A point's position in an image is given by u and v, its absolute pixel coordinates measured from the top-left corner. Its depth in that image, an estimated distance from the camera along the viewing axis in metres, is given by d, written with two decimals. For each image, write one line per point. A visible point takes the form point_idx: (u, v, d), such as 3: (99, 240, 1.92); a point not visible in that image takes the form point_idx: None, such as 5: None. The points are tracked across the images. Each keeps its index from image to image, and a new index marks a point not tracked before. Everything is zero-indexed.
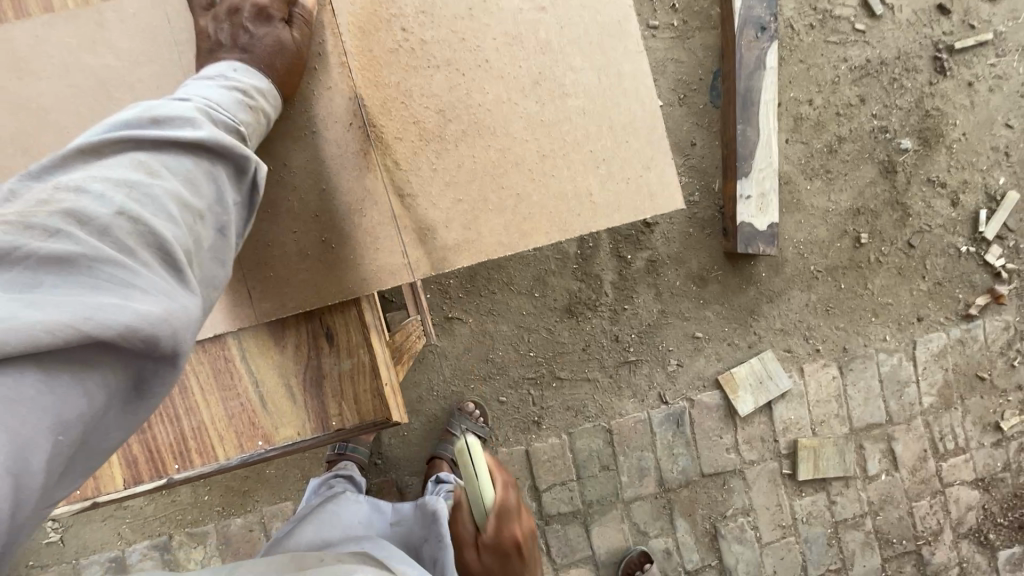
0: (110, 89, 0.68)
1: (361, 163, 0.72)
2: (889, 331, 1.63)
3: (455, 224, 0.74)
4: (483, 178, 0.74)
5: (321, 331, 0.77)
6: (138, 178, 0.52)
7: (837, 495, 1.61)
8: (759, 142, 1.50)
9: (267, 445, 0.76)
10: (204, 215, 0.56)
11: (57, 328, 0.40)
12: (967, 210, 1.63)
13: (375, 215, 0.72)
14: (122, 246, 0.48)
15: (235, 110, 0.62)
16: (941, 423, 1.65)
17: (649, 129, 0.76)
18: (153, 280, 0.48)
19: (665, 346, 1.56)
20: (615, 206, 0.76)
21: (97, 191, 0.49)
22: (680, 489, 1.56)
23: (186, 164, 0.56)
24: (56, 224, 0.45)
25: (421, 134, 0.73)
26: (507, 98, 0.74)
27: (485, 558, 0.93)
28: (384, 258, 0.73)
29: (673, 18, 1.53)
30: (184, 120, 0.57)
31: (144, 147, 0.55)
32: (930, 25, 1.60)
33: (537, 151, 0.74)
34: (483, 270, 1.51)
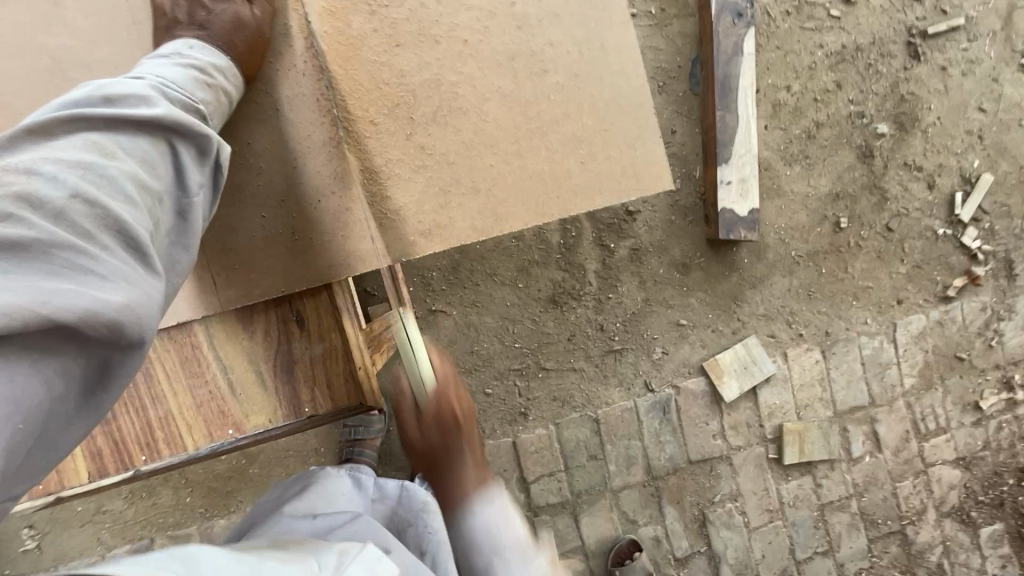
0: (68, 69, 0.66)
1: (332, 146, 0.70)
2: (870, 314, 1.64)
3: (427, 208, 0.72)
4: (455, 162, 0.72)
5: (291, 317, 0.78)
6: (95, 159, 0.51)
7: (823, 478, 1.62)
8: (738, 128, 1.51)
9: (237, 434, 0.76)
10: (163, 198, 0.55)
11: (16, 313, 0.39)
12: (943, 192, 1.65)
13: (347, 201, 0.71)
14: (81, 230, 0.47)
15: (192, 88, 0.61)
16: (922, 404, 1.67)
17: (629, 109, 0.76)
18: (115, 264, 0.47)
19: (650, 335, 1.56)
20: (596, 188, 0.76)
21: (50, 173, 0.47)
22: (668, 477, 1.56)
23: (141, 145, 0.55)
24: (9, 208, 0.43)
25: (392, 113, 0.70)
26: (478, 79, 0.72)
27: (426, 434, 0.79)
28: (356, 244, 0.72)
29: (651, 5, 1.53)
30: (139, 99, 0.56)
31: (99, 127, 0.53)
32: (904, 10, 1.62)
33: (512, 134, 0.74)
34: (466, 261, 1.49)
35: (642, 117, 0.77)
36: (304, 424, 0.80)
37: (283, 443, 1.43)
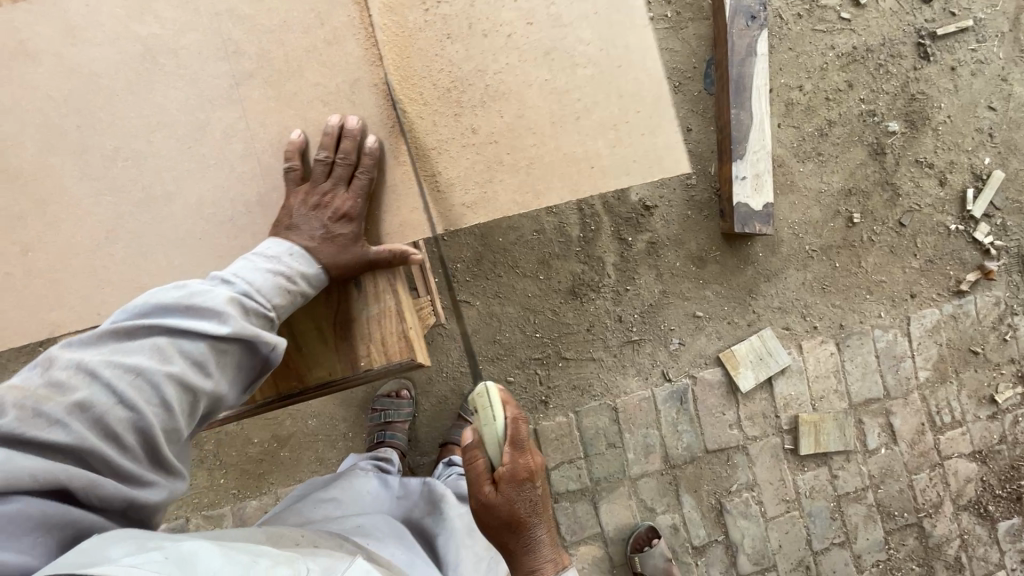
0: (157, 54, 0.74)
1: (386, 125, 0.78)
2: (884, 308, 1.67)
3: (472, 182, 0.79)
4: (498, 141, 0.79)
5: (350, 279, 0.81)
6: (148, 364, 0.61)
7: (838, 469, 1.64)
8: (753, 125, 1.55)
9: (301, 384, 0.81)
10: (202, 394, 0.65)
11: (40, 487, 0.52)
12: (955, 189, 1.69)
13: (399, 176, 0.79)
14: (109, 433, 0.57)
15: (271, 294, 0.71)
16: (937, 397, 1.69)
17: (653, 98, 0.80)
18: (125, 466, 0.58)
19: (667, 326, 1.60)
20: (624, 168, 0.80)
21: (107, 378, 0.59)
22: (685, 466, 1.59)
23: (198, 347, 0.65)
24: (59, 413, 0.55)
25: (442, 101, 0.79)
26: (519, 66, 0.79)
27: (508, 495, 0.88)
28: (406, 214, 0.79)
29: (666, 9, 1.60)
30: (214, 312, 0.66)
31: (169, 331, 0.64)
32: (913, 13, 1.67)
33: (548, 118, 0.79)
34: (489, 253, 1.55)
35: (664, 107, 0.80)
36: (360, 377, 0.83)
37: (313, 428, 1.49)
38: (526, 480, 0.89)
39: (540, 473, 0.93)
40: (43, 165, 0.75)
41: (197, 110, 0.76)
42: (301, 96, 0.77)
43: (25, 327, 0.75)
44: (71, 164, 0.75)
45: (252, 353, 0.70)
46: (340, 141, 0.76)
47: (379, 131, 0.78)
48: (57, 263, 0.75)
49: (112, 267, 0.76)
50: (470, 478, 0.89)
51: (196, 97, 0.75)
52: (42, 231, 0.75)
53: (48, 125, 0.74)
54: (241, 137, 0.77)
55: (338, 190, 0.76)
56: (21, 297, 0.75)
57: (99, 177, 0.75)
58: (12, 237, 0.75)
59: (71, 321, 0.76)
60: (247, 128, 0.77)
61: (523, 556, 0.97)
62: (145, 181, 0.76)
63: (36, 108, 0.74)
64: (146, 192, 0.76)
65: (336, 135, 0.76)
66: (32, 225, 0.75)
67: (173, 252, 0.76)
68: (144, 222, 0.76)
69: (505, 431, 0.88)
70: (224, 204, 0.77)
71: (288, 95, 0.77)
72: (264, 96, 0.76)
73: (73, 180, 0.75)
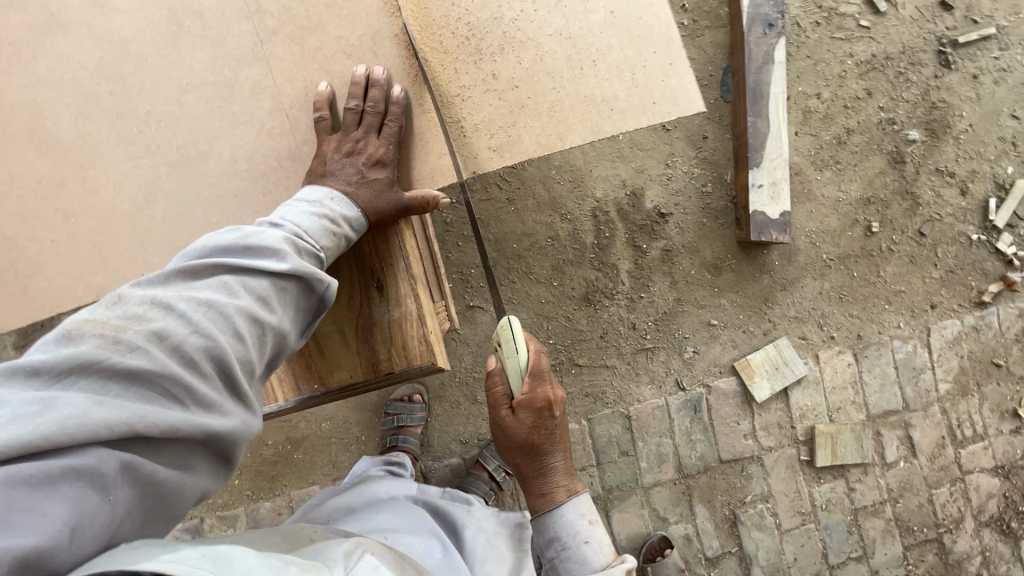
0: (182, 18, 0.72)
1: (410, 74, 0.75)
2: (903, 318, 1.65)
3: (494, 127, 0.76)
4: (518, 86, 0.76)
5: (372, 282, 0.82)
6: (220, 297, 0.60)
7: (856, 482, 1.61)
8: (769, 133, 1.55)
9: (322, 387, 0.83)
10: (269, 330, 0.64)
11: (115, 423, 0.48)
12: (976, 199, 1.66)
13: (427, 123, 0.76)
14: (188, 359, 0.55)
15: (320, 236, 0.70)
16: (958, 410, 1.65)
17: (664, 38, 0.76)
18: (205, 394, 0.55)
19: (682, 334, 1.59)
20: (641, 110, 0.76)
21: (181, 309, 0.57)
22: (699, 476, 1.58)
23: (264, 283, 0.64)
24: (139, 340, 0.53)
25: (461, 49, 0.77)
26: (535, 12, 0.76)
27: (523, 421, 0.94)
28: (435, 160, 0.77)
29: (683, 17, 1.60)
30: (272, 250, 0.65)
31: (232, 269, 0.63)
32: (933, 21, 1.65)
33: (564, 62, 0.76)
34: (503, 259, 1.55)
35: (674, 47, 0.76)
36: (380, 381, 0.83)
37: (327, 430, 1.50)
38: (544, 407, 0.94)
39: (560, 404, 0.97)
40: (79, 134, 0.72)
41: (225, 70, 0.73)
42: (323, 50, 0.74)
43: (68, 294, 0.74)
44: (105, 128, 0.72)
45: (308, 293, 0.69)
46: (368, 90, 0.74)
47: (406, 82, 0.75)
48: (94, 229, 0.73)
49: (151, 230, 0.73)
50: (489, 401, 0.96)
51: (223, 57, 0.73)
52: (81, 197, 0.73)
53: (81, 94, 0.71)
54: (269, 93, 0.74)
55: (370, 138, 0.73)
56: (64, 261, 0.74)
57: (134, 141, 0.72)
58: (51, 205, 0.73)
59: (115, 283, 0.74)
60: (274, 84, 0.74)
61: (536, 479, 1.00)
62: (180, 141, 0.73)
63: (69, 76, 0.71)
64: (182, 152, 0.73)
65: (363, 85, 0.73)
66: (72, 192, 0.73)
67: (211, 209, 0.74)
68: (180, 180, 0.73)
69: (526, 365, 0.92)
70: (258, 159, 0.74)
71: (312, 49, 0.74)
72: (288, 50, 0.73)
73: (110, 146, 0.72)
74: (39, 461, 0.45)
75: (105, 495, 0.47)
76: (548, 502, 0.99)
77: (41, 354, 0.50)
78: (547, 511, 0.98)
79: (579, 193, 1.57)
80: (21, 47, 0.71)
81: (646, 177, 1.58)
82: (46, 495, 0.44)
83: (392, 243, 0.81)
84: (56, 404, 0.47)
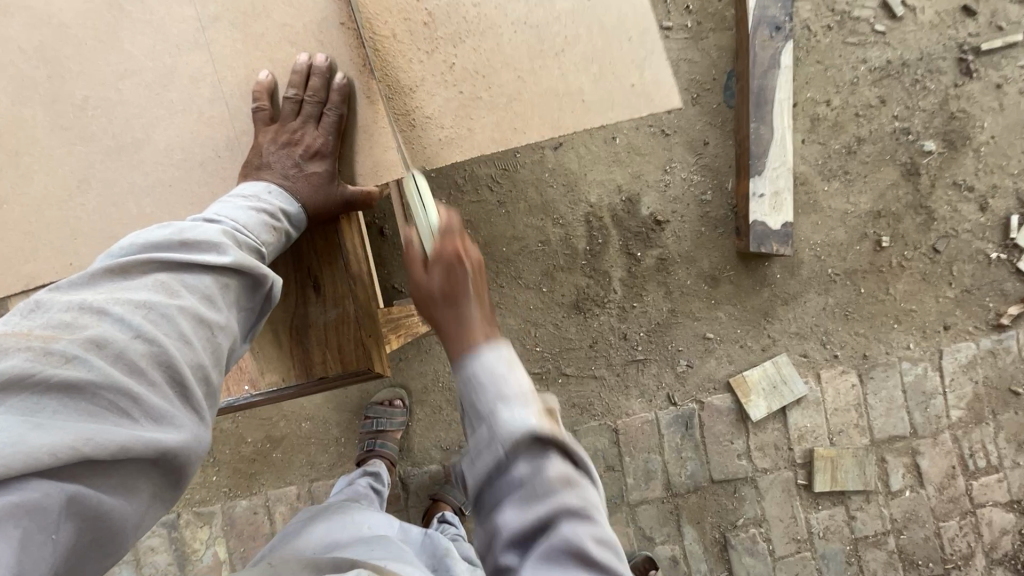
0: (124, 3, 0.70)
1: (357, 63, 0.73)
2: (913, 339, 1.56)
3: (449, 118, 0.73)
4: (475, 77, 0.73)
5: (309, 281, 0.79)
6: (159, 298, 0.56)
7: (856, 510, 1.53)
8: (773, 140, 1.48)
9: (253, 389, 0.80)
10: (219, 330, 0.60)
11: (59, 450, 0.44)
12: (997, 215, 1.57)
13: (371, 115, 0.74)
14: (133, 368, 0.51)
15: (259, 231, 0.68)
16: (971, 439, 1.55)
17: (636, 32, 0.73)
18: (156, 406, 0.51)
19: (675, 346, 1.53)
20: (608, 104, 0.73)
21: (118, 314, 0.53)
22: (688, 496, 1.51)
23: (205, 280, 0.60)
24: (75, 350, 0.48)
25: (414, 39, 0.72)
26: (495, 2, 0.72)
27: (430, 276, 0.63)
28: (380, 154, 0.74)
29: (687, 19, 1.54)
30: (211, 245, 0.62)
31: (169, 267, 0.59)
32: (956, 27, 1.56)
33: (526, 53, 0.73)
34: (492, 263, 1.51)
35: (648, 39, 0.73)
36: (315, 385, 0.81)
37: (306, 430, 1.48)
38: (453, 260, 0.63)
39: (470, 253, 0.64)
40: (16, 118, 0.70)
41: (165, 56, 0.71)
42: (268, 37, 0.72)
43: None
44: (42, 113, 0.71)
45: (255, 289, 0.66)
46: (309, 79, 0.72)
47: (351, 70, 0.73)
48: (29, 215, 0.72)
49: (86, 219, 0.72)
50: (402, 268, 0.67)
51: (163, 43, 0.71)
52: (18, 183, 0.71)
53: (21, 78, 0.70)
54: (211, 83, 0.72)
55: (308, 128, 0.73)
56: None
57: (70, 127, 0.71)
58: None
59: (47, 274, 0.72)
60: (217, 73, 0.72)
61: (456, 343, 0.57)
62: (116, 128, 0.71)
63: (7, 58, 0.70)
64: (118, 140, 0.71)
65: (304, 73, 0.72)
66: (6, 177, 0.71)
67: (145, 199, 0.72)
68: (116, 170, 0.72)
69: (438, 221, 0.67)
70: (194, 149, 0.73)
71: (256, 36, 0.72)
72: (232, 37, 0.72)
73: (47, 131, 0.71)
74: None
75: (45, 532, 0.44)
76: (457, 357, 0.57)
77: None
78: (455, 368, 0.57)
79: (572, 197, 1.52)
80: None
81: (643, 182, 1.53)
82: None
83: (332, 242, 0.79)
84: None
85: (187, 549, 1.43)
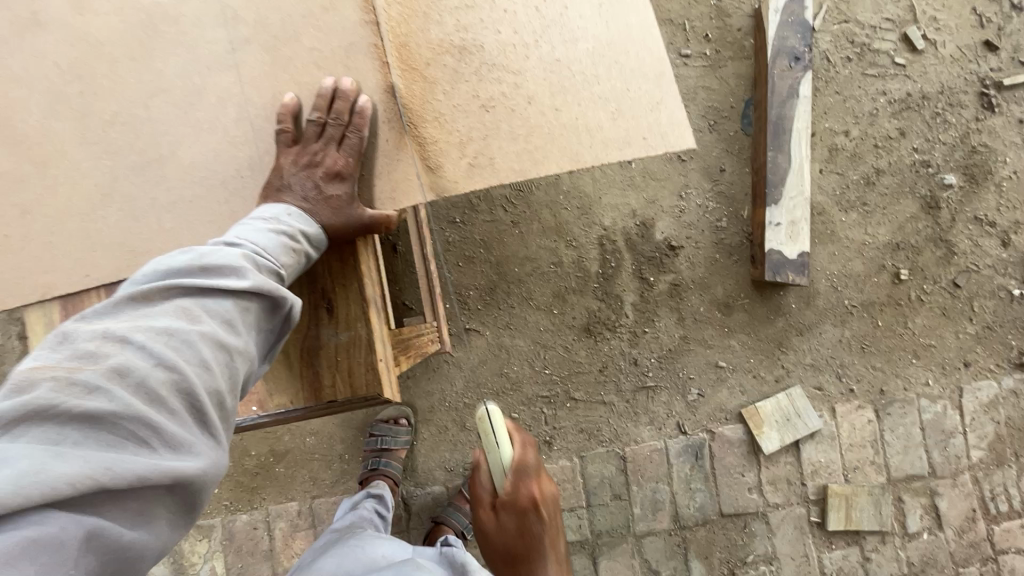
0: (157, 23, 0.72)
1: (381, 86, 0.74)
2: (932, 375, 1.52)
3: (468, 146, 0.73)
4: (495, 107, 0.73)
5: (322, 303, 0.79)
6: (181, 324, 0.55)
7: (872, 552, 1.48)
8: (790, 170, 1.47)
9: (260, 410, 0.79)
10: (239, 355, 0.59)
11: (78, 480, 0.44)
12: (1019, 251, 1.54)
13: (394, 139, 0.74)
14: (152, 397, 0.50)
15: (280, 253, 0.67)
16: (992, 481, 1.50)
17: (654, 74, 0.73)
18: (175, 434, 0.50)
19: (686, 374, 1.50)
20: (631, 137, 0.73)
21: (140, 342, 0.52)
22: (697, 529, 1.47)
23: (225, 305, 0.60)
24: (97, 380, 0.48)
25: (437, 67, 0.73)
26: (521, 37, 0.73)
27: (504, 522, 0.90)
28: (400, 178, 0.74)
29: (706, 47, 1.55)
30: (231, 268, 0.61)
31: (189, 292, 0.58)
32: (976, 61, 1.55)
33: (548, 85, 0.73)
34: (504, 283, 1.51)
35: (665, 81, 0.73)
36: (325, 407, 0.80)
37: (310, 445, 1.46)
38: (526, 506, 0.90)
39: (546, 502, 0.94)
40: (45, 130, 0.72)
41: (194, 75, 0.72)
42: (295, 60, 0.73)
43: (16, 292, 0.72)
44: (71, 126, 0.72)
45: (274, 311, 0.65)
46: (334, 103, 0.72)
47: (377, 95, 0.74)
48: (51, 225, 0.72)
49: (106, 231, 0.72)
50: (473, 496, 0.93)
51: (193, 62, 0.72)
52: (42, 193, 0.72)
53: (53, 92, 0.72)
54: (236, 102, 0.73)
55: (329, 150, 0.72)
56: (16, 257, 0.72)
57: (97, 140, 0.72)
58: (10, 200, 0.72)
59: (61, 283, 0.72)
60: (242, 93, 0.73)
61: (534, 561, 0.93)
62: (141, 143, 0.72)
63: (42, 73, 0.71)
64: (142, 155, 0.72)
65: (329, 96, 0.72)
66: (30, 188, 0.72)
67: (165, 215, 0.72)
68: (138, 184, 0.72)
69: (509, 459, 0.90)
70: (217, 166, 0.73)
71: (284, 59, 0.73)
72: (260, 60, 0.73)
73: (74, 144, 0.72)
74: None
75: (65, 568, 0.43)
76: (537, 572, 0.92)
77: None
78: None
79: (587, 220, 1.52)
80: None
81: (657, 208, 1.52)
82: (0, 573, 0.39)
83: (347, 263, 0.78)
84: (5, 463, 0.42)
85: (185, 562, 1.42)
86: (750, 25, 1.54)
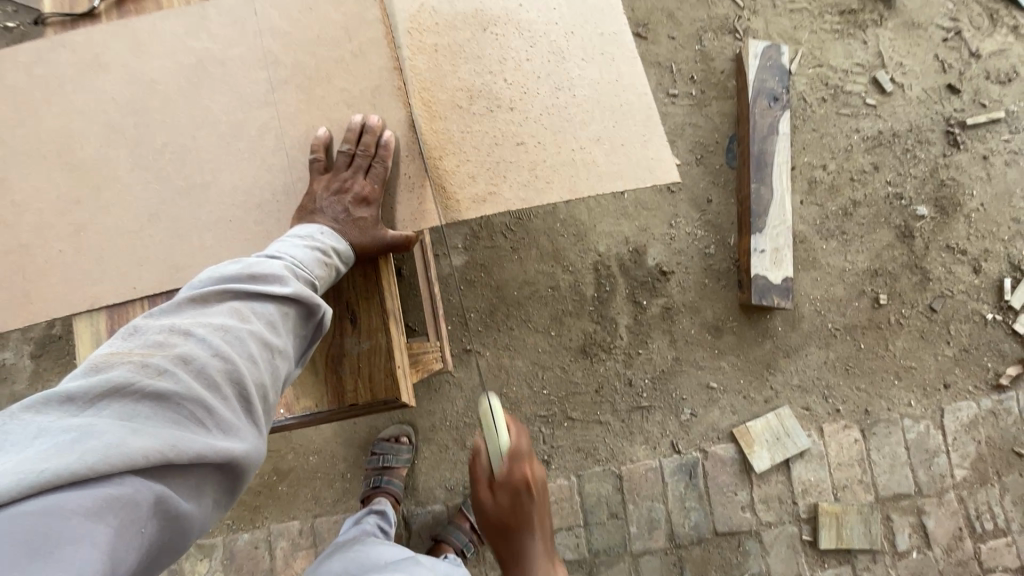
0: (207, 65, 0.81)
1: (403, 123, 0.82)
2: (914, 397, 1.58)
3: (480, 177, 0.81)
4: (505, 143, 0.81)
5: (346, 314, 0.85)
6: (234, 323, 0.62)
7: (863, 570, 1.50)
8: (773, 201, 1.57)
9: (287, 413, 0.84)
10: (279, 354, 0.66)
11: (151, 452, 0.49)
12: (990, 278, 1.62)
13: (415, 170, 0.82)
14: (210, 383, 0.57)
15: (315, 267, 0.74)
16: (977, 500, 1.54)
17: (644, 116, 0.83)
18: (226, 418, 0.56)
19: (680, 395, 1.56)
20: (621, 172, 0.82)
21: (200, 335, 0.59)
22: (691, 548, 1.50)
23: (270, 309, 0.67)
24: (165, 365, 0.55)
25: (455, 108, 0.82)
26: (528, 82, 0.82)
27: (498, 500, 0.90)
28: (420, 205, 0.82)
29: (692, 87, 1.67)
30: (276, 277, 0.68)
31: (240, 296, 0.66)
32: (941, 102, 1.68)
33: (551, 124, 0.82)
34: (504, 306, 1.58)
35: (652, 123, 0.83)
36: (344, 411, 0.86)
37: (313, 464, 1.49)
38: (521, 484, 0.88)
39: (536, 483, 0.91)
40: (100, 158, 0.79)
41: (237, 111, 0.81)
42: (328, 99, 0.82)
43: (63, 305, 0.78)
44: (124, 154, 0.80)
45: (309, 318, 0.71)
46: (362, 136, 0.80)
47: (400, 129, 0.82)
48: (99, 243, 0.79)
49: (149, 249, 0.79)
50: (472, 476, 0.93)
51: (237, 99, 0.81)
52: (93, 214, 0.79)
53: (109, 124, 0.80)
54: (273, 135, 0.81)
55: (357, 177, 0.80)
56: (66, 272, 0.79)
57: (147, 167, 0.80)
58: (65, 220, 0.79)
59: (106, 296, 0.79)
60: (279, 127, 0.81)
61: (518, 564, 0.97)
62: (187, 170, 0.80)
63: (100, 108, 0.80)
64: (186, 181, 0.80)
65: (358, 131, 0.80)
66: (84, 209, 0.79)
67: (206, 235, 0.79)
68: (182, 206, 0.80)
69: (508, 444, 0.89)
70: (254, 192, 0.81)
71: (317, 98, 0.82)
72: (296, 98, 0.81)
73: (126, 170, 0.79)
74: (81, 492, 0.45)
75: (139, 529, 0.48)
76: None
77: (68, 382, 0.51)
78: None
79: (583, 247, 1.60)
80: (65, 80, 0.80)
81: (649, 235, 1.61)
82: (93, 521, 0.44)
83: (370, 279, 0.85)
84: (93, 432, 0.48)
85: None
86: (732, 68, 1.67)
